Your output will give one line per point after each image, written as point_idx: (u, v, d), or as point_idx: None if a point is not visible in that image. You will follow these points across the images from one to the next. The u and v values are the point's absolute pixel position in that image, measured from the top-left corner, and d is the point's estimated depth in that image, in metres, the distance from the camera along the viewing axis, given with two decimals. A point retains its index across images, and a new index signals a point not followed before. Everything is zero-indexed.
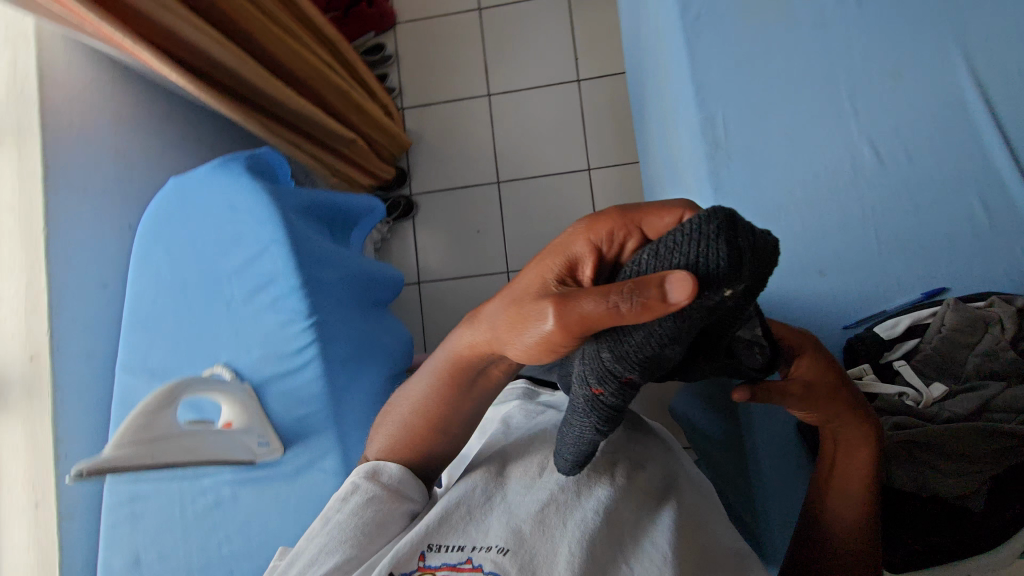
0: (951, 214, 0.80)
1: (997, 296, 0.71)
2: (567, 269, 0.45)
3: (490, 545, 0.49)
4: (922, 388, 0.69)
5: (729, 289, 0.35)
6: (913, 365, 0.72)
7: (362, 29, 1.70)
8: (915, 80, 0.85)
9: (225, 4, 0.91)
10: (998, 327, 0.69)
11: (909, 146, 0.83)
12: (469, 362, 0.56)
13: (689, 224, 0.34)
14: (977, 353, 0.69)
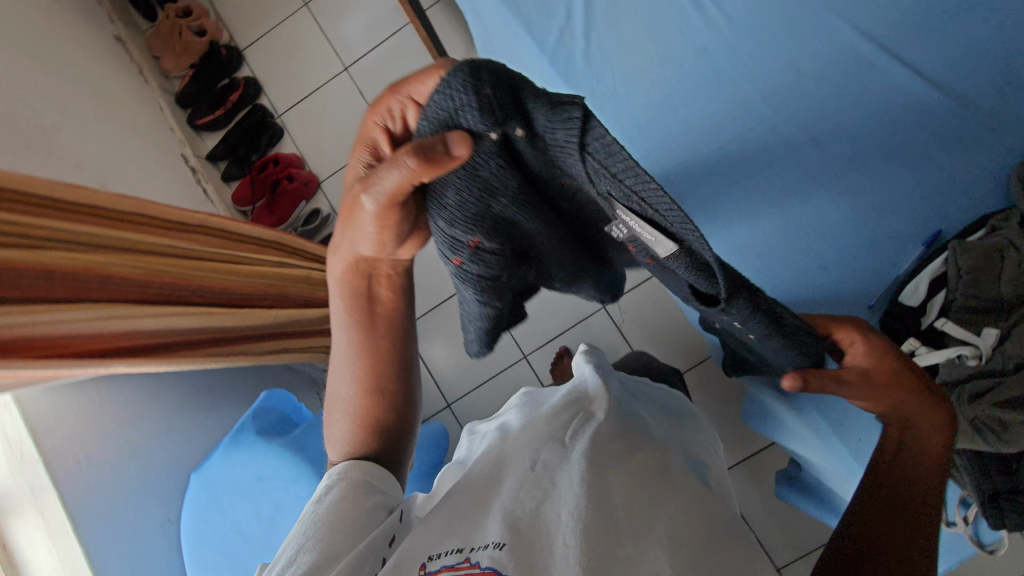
0: (950, 136, 0.82)
1: (992, 218, 0.79)
2: (372, 154, 0.54)
3: (488, 543, 0.52)
4: (974, 340, 0.76)
5: (505, 124, 0.44)
6: (953, 320, 0.79)
7: (294, 201, 1.84)
8: (811, 42, 0.88)
9: (166, 274, 0.97)
10: (1011, 250, 0.75)
11: (868, 126, 0.84)
12: (355, 285, 0.67)
13: (441, 85, 0.43)
14: (1006, 282, 0.76)
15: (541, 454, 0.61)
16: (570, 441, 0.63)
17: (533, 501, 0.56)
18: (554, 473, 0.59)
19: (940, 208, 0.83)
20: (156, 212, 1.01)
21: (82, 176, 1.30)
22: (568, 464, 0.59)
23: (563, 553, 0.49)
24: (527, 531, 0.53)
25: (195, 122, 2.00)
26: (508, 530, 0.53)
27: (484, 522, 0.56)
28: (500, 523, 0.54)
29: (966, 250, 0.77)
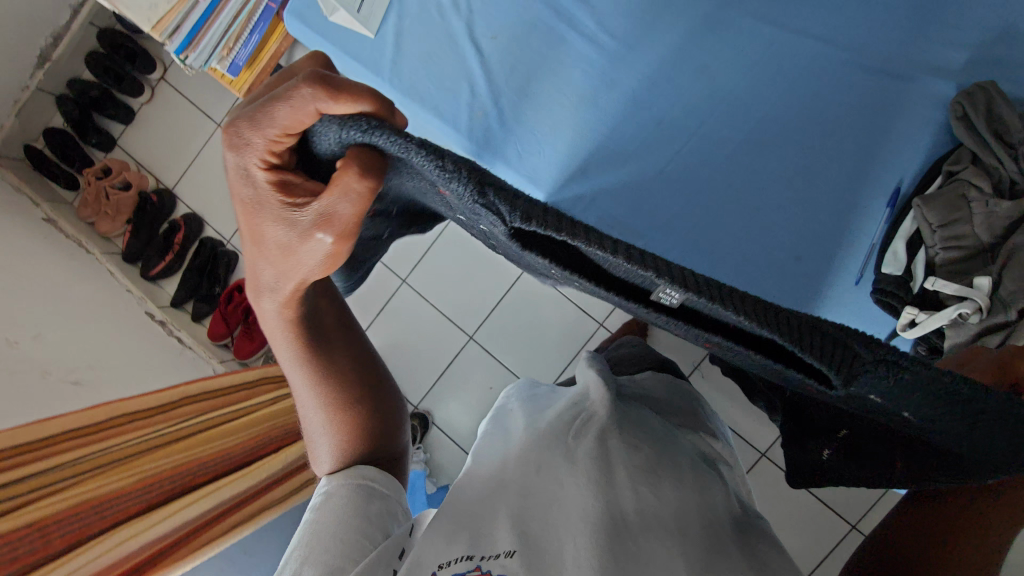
0: (894, 101, 1.14)
1: (946, 169, 1.08)
2: (276, 153, 0.60)
3: (498, 554, 0.67)
4: (973, 290, 1.01)
5: (457, 179, 0.45)
6: (942, 276, 1.07)
7: None
8: (696, 63, 1.21)
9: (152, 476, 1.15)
10: (967, 202, 1.04)
11: (774, 111, 1.17)
12: (298, 327, 0.83)
13: (356, 125, 0.49)
14: (972, 226, 1.05)
15: (541, 458, 0.80)
16: (580, 442, 0.83)
17: (548, 503, 0.74)
18: (570, 479, 0.75)
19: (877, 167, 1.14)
20: (122, 457, 1.13)
21: (51, 380, 1.27)
22: (572, 466, 0.78)
23: (575, 551, 0.65)
24: (546, 530, 0.70)
25: (149, 273, 2.16)
26: (524, 540, 0.68)
27: (506, 519, 0.71)
28: (507, 530, 0.69)
29: (934, 206, 1.05)
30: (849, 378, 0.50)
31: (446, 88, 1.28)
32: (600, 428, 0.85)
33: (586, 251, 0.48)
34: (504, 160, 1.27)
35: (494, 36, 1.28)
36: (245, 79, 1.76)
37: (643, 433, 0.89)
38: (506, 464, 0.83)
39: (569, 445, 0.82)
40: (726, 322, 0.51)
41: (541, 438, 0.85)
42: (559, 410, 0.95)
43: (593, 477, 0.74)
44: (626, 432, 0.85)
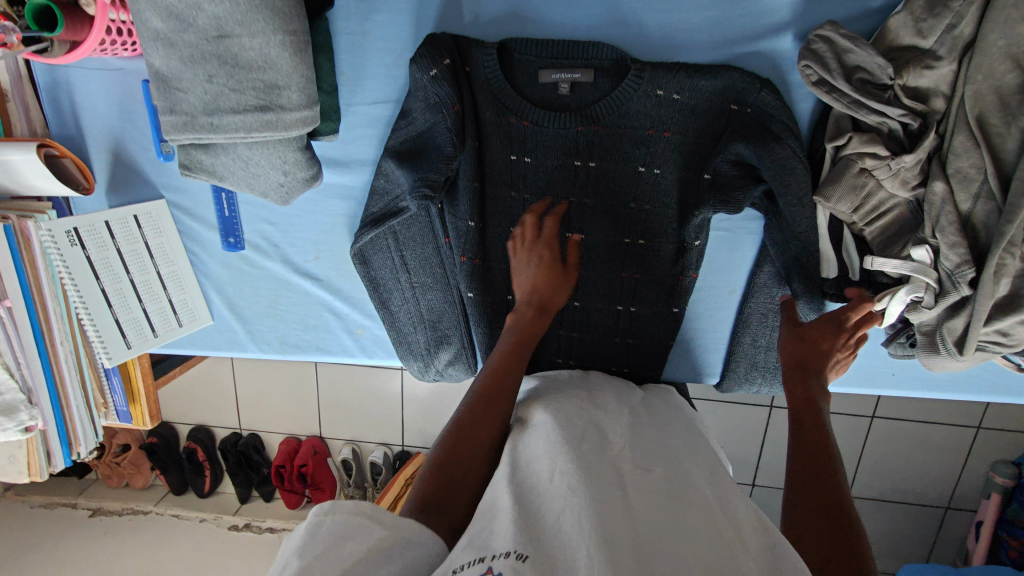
0: (719, 12, 0.74)
1: (805, 67, 0.70)
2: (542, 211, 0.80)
3: (507, 551, 0.45)
4: (911, 154, 0.68)
5: (449, 57, 0.76)
6: (889, 148, 0.70)
7: (324, 469, 2.10)
8: (557, 34, 0.78)
9: None
10: (853, 49, 0.67)
11: (664, 66, 0.75)
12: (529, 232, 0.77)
13: None
14: (896, 104, 0.68)
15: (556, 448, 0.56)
16: (602, 455, 0.57)
17: (558, 497, 0.51)
18: (567, 471, 0.53)
19: (768, 62, 0.74)
20: None
21: None
22: (583, 467, 0.53)
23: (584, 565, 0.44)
24: (561, 537, 0.47)
25: (204, 491, 2.19)
26: (530, 539, 0.47)
27: (515, 516, 0.49)
28: (511, 523, 0.48)
29: (829, 189, 0.72)
30: (690, 88, 0.74)
31: (313, 323, 0.97)
32: (617, 422, 0.64)
33: (526, 99, 0.78)
34: (344, 279, 0.94)
35: (318, 256, 0.93)
36: (141, 415, 1.10)
37: (667, 436, 0.65)
38: (523, 451, 0.59)
39: (613, 449, 0.59)
40: (601, 177, 0.80)
41: (554, 423, 0.60)
42: (567, 384, 0.72)
43: (603, 486, 0.51)
44: (643, 434, 0.64)
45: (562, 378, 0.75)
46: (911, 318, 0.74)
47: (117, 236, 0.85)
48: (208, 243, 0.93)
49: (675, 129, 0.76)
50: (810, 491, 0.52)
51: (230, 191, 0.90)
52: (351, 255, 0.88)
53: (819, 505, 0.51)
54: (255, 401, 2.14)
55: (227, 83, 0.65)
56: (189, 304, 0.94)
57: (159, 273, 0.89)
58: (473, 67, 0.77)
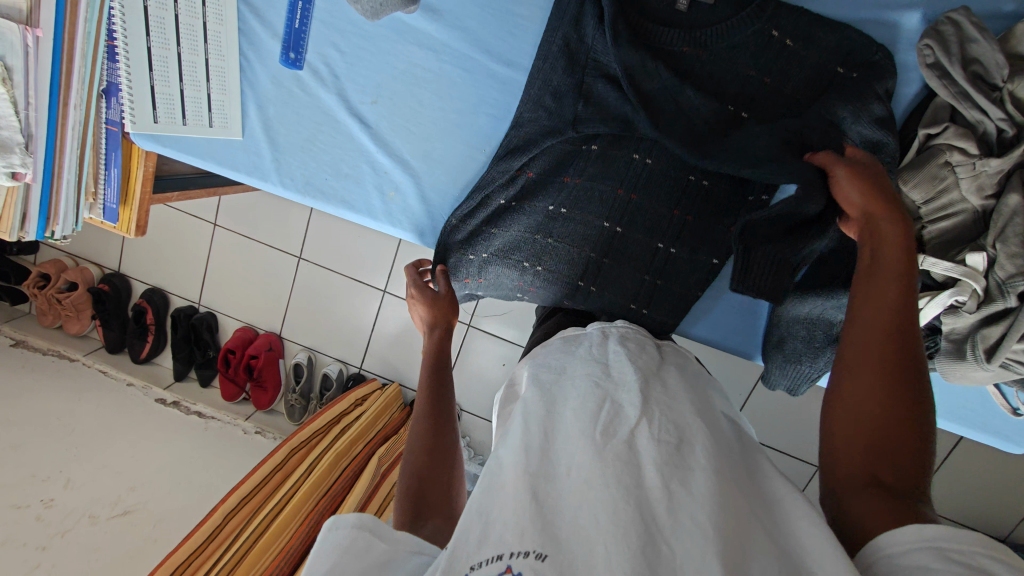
0: None
1: (927, 44, 0.70)
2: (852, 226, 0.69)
3: (527, 550, 0.44)
4: (1003, 157, 0.68)
5: None
6: (982, 148, 0.70)
7: (273, 369, 2.02)
8: None
9: None
10: (975, 39, 0.68)
11: (790, 9, 0.73)
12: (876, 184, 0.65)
13: None
14: (1000, 104, 0.68)
15: (574, 451, 0.51)
16: (617, 436, 0.51)
17: (574, 488, 0.48)
18: (582, 464, 0.49)
19: (889, 40, 0.73)
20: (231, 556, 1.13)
21: (101, 525, 1.27)
22: (599, 459, 0.49)
23: (600, 557, 0.43)
24: (580, 530, 0.45)
25: (139, 357, 2.08)
26: (546, 533, 0.45)
27: (537, 522, 0.46)
28: (527, 517, 0.46)
29: (909, 174, 0.73)
30: (806, 39, 0.73)
31: (346, 172, 0.91)
32: (633, 397, 0.56)
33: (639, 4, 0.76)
34: (393, 134, 0.88)
35: (376, 101, 0.87)
36: (128, 221, 1.02)
37: (712, 412, 0.61)
38: (548, 440, 0.54)
39: (631, 419, 0.53)
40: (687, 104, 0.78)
41: (572, 420, 0.55)
42: (581, 359, 0.65)
43: (617, 472, 0.47)
44: (661, 405, 0.56)
45: (579, 354, 0.67)
46: (945, 322, 0.75)
47: (179, 3, 0.79)
48: (266, 51, 0.86)
49: (776, 76, 0.75)
50: (882, 446, 0.51)
51: (308, 3, 0.84)
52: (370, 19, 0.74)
53: (864, 431, 0.53)
54: (224, 282, 2.05)
55: None
56: (225, 108, 0.87)
57: (207, 62, 0.83)
58: None
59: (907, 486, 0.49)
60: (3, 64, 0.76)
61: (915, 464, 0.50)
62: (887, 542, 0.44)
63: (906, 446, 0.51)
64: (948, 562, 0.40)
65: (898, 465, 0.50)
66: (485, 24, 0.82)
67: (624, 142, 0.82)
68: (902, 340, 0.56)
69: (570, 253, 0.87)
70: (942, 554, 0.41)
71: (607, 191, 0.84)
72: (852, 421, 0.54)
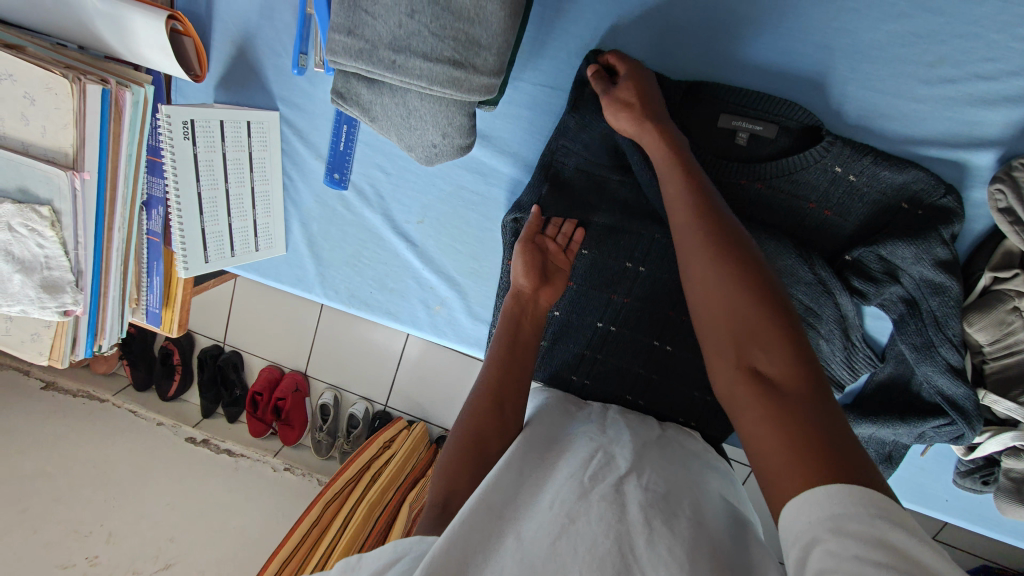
0: (926, 113, 0.70)
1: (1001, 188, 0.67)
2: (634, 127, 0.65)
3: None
4: None
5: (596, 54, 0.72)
6: None
7: (300, 408, 2.02)
8: (747, 80, 0.74)
9: None
10: None
11: (850, 145, 0.71)
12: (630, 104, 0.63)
13: None
14: None
15: (557, 490, 0.53)
16: (607, 482, 0.54)
17: (554, 522, 0.49)
18: (566, 500, 0.51)
19: (955, 177, 0.71)
20: None
21: None
22: (584, 500, 0.51)
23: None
24: (557, 557, 0.46)
25: (167, 395, 2.09)
26: (525, 565, 0.45)
27: (509, 547, 0.47)
28: (509, 554, 0.47)
29: (974, 315, 0.72)
30: (870, 176, 0.72)
31: (391, 286, 0.90)
32: (627, 454, 0.60)
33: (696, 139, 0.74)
34: (440, 248, 0.87)
35: (421, 220, 0.86)
36: (171, 321, 0.99)
37: (693, 471, 0.64)
38: (532, 479, 0.55)
39: (621, 470, 0.56)
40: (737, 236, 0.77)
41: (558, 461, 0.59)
42: (576, 421, 0.69)
43: (603, 516, 0.50)
44: (653, 464, 0.59)
45: (582, 417, 0.71)
46: (1006, 461, 0.76)
47: (226, 139, 0.76)
48: (310, 171, 0.85)
49: (836, 210, 0.74)
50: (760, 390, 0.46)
51: (353, 126, 0.82)
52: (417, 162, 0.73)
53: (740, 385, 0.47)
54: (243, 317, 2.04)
55: (430, 24, 0.58)
56: (270, 229, 0.85)
57: (253, 189, 0.81)
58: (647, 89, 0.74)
59: (820, 424, 0.43)
60: (52, 208, 0.76)
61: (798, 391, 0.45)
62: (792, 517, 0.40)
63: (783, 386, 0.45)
64: (848, 540, 0.36)
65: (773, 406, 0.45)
66: (534, 148, 0.80)
67: (672, 265, 0.82)
68: (726, 261, 0.50)
69: (618, 370, 0.87)
70: (841, 530, 0.37)
71: (658, 312, 0.84)
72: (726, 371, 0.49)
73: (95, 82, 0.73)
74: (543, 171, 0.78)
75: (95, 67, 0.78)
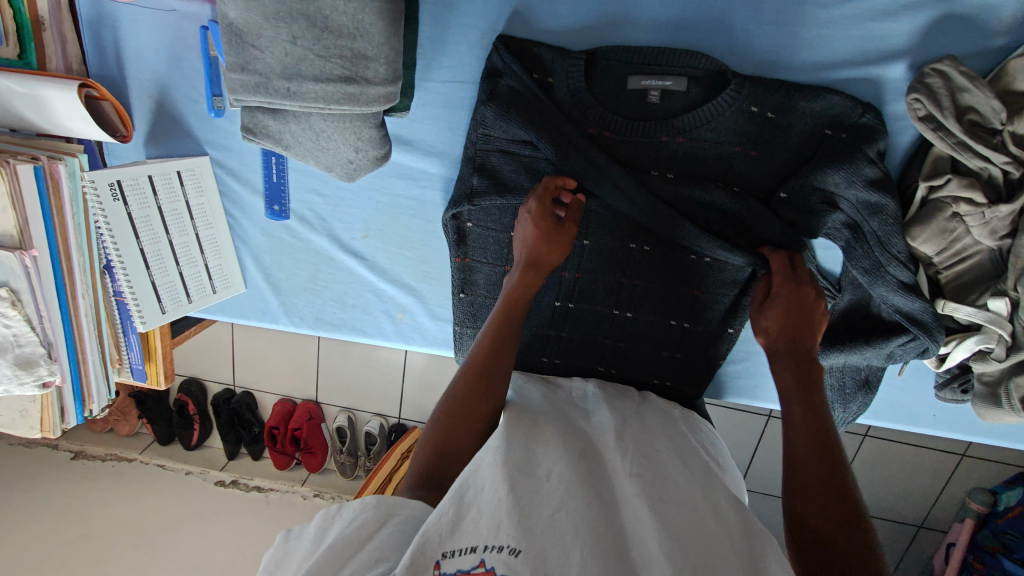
0: (831, 35, 0.69)
1: (916, 96, 0.66)
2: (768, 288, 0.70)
3: (501, 545, 0.44)
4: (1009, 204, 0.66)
5: (496, 42, 0.73)
6: (991, 197, 0.68)
7: (316, 434, 2.05)
8: (650, 37, 0.73)
9: None
10: (967, 89, 0.65)
11: (761, 82, 0.71)
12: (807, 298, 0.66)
13: None
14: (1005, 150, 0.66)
15: (563, 462, 0.53)
16: (600, 470, 0.56)
17: (554, 495, 0.49)
18: (567, 475, 0.51)
19: (872, 93, 0.71)
20: None
21: None
22: (582, 477, 0.51)
23: (575, 562, 0.43)
24: (555, 530, 0.45)
25: (190, 444, 2.14)
26: (523, 527, 0.45)
27: (511, 505, 0.47)
28: (504, 510, 0.46)
29: (915, 228, 0.71)
30: (787, 109, 0.71)
31: (351, 303, 0.92)
32: (608, 435, 0.60)
33: (609, 105, 0.74)
34: (391, 257, 0.88)
35: (366, 235, 0.87)
36: (156, 375, 1.02)
37: (664, 432, 0.65)
38: (531, 451, 0.54)
39: (608, 459, 0.57)
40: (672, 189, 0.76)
41: (550, 432, 0.58)
42: (557, 399, 0.71)
43: (600, 500, 0.50)
44: (635, 439, 0.60)
45: (563, 398, 0.73)
46: (976, 367, 0.74)
47: (159, 193, 0.78)
48: (250, 208, 0.87)
49: (763, 148, 0.73)
50: (824, 518, 0.49)
51: (281, 157, 0.84)
52: (339, 178, 0.74)
53: (814, 503, 0.51)
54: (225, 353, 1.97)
55: (313, 47, 0.59)
56: (224, 270, 0.88)
57: (197, 237, 0.83)
58: (550, 66, 0.73)
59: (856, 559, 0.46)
60: (10, 290, 0.79)
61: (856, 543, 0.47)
62: None
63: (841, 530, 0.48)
64: None
65: (835, 538, 0.48)
66: (458, 144, 0.81)
67: (616, 233, 0.82)
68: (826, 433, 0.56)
69: (585, 346, 0.87)
70: None
71: (610, 281, 0.84)
72: (805, 490, 0.52)
73: (25, 162, 0.76)
74: (468, 165, 0.78)
75: (26, 146, 0.80)
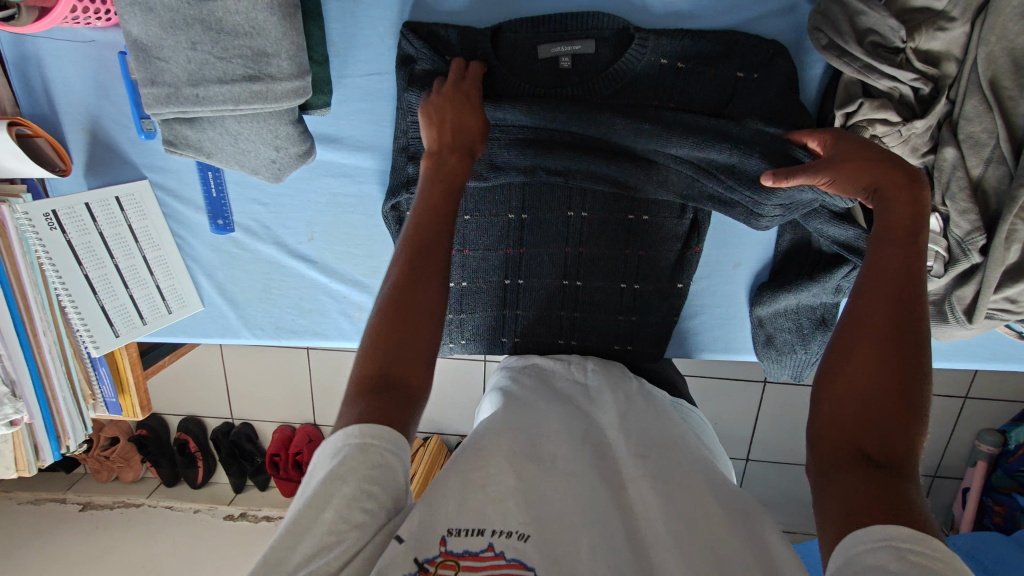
0: None
1: None
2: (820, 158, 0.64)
3: (509, 531, 0.44)
4: (925, 120, 0.67)
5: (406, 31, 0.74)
6: (906, 115, 0.68)
7: None
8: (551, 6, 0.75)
9: None
10: (864, 12, 0.65)
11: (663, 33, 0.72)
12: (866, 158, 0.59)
13: None
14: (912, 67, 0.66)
15: (571, 447, 0.52)
16: (604, 452, 0.54)
17: (561, 482, 0.48)
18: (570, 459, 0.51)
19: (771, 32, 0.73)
20: None
21: None
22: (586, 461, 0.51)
23: (583, 548, 0.44)
24: (563, 516, 0.46)
25: None
26: (529, 513, 0.45)
27: (518, 493, 0.47)
28: (509, 497, 0.46)
29: None
30: (697, 57, 0.72)
31: (308, 307, 0.92)
32: (611, 418, 0.59)
33: (523, 77, 0.75)
34: (338, 255, 0.89)
35: (311, 237, 0.88)
36: (131, 407, 1.03)
37: (667, 412, 0.63)
38: (534, 438, 0.53)
39: (612, 437, 0.56)
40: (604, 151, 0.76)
41: (553, 420, 0.56)
42: (559, 374, 0.69)
43: (603, 478, 0.50)
44: (636, 422, 0.58)
45: (560, 370, 0.71)
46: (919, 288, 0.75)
47: (98, 219, 0.81)
48: (194, 225, 0.89)
49: (680, 100, 0.73)
50: (860, 399, 0.46)
51: (217, 171, 0.86)
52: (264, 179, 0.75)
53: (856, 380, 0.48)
54: (190, 384, 1.69)
55: (212, 50, 0.61)
56: (177, 288, 0.89)
57: (144, 258, 0.86)
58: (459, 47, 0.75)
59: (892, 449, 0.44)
60: None
61: (899, 434, 0.44)
62: (856, 539, 0.40)
63: (885, 409, 0.45)
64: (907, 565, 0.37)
65: (878, 419, 0.45)
66: (386, 136, 0.82)
67: (555, 204, 0.82)
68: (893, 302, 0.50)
69: (542, 321, 0.86)
70: (898, 552, 0.38)
71: (555, 252, 0.84)
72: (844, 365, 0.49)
73: None
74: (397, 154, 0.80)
75: None
